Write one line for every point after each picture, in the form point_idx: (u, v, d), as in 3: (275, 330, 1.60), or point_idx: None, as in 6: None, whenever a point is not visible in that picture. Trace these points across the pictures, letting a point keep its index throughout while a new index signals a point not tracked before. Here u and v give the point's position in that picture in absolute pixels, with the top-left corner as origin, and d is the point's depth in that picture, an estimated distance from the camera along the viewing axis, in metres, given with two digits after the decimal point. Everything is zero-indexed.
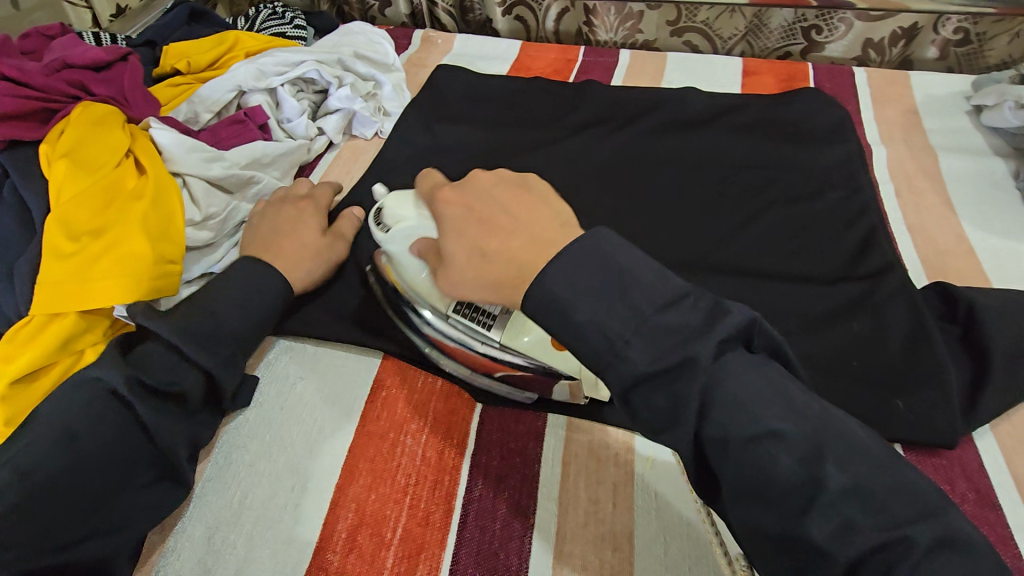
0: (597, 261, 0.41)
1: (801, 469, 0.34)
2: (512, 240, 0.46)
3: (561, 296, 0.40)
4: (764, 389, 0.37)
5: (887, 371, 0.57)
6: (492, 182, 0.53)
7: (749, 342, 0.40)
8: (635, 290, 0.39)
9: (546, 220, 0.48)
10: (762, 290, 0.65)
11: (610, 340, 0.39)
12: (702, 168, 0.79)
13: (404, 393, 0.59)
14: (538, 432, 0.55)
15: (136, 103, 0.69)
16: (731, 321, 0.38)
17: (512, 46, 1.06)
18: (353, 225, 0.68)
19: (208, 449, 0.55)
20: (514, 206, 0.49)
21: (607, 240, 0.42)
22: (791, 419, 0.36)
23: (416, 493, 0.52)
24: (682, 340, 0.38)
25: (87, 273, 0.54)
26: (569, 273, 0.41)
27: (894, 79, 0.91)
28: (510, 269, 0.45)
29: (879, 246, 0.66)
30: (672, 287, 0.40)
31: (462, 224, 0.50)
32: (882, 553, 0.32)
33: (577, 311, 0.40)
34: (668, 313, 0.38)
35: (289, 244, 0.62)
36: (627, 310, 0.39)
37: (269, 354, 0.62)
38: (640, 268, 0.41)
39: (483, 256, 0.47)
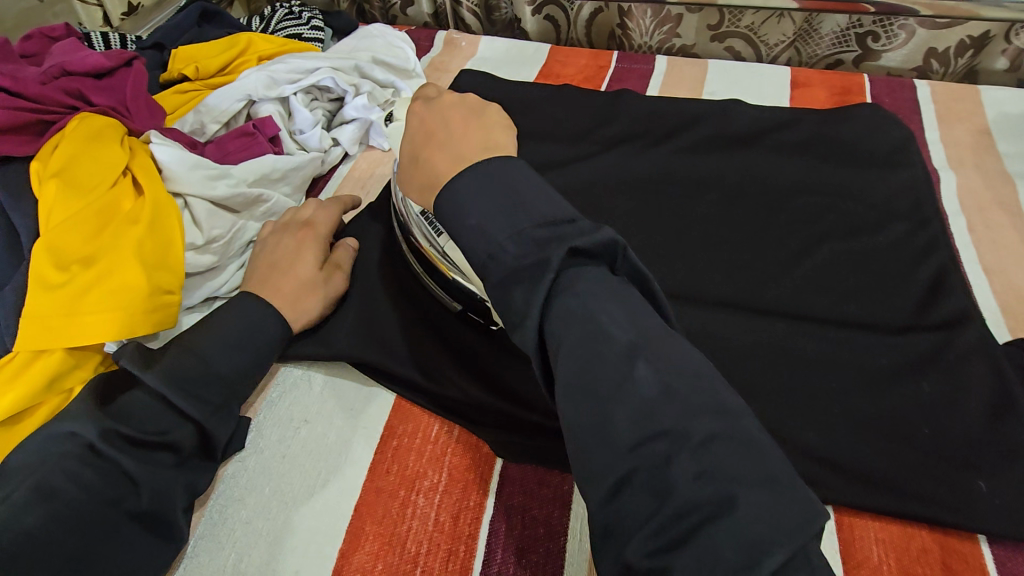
0: (503, 181, 0.39)
1: (617, 367, 0.32)
2: (441, 151, 0.45)
3: (461, 202, 0.39)
4: (610, 297, 0.35)
5: (968, 444, 0.50)
6: (459, 95, 0.49)
7: (612, 264, 0.38)
8: (525, 204, 0.38)
9: (478, 143, 0.44)
10: (818, 336, 0.58)
11: (488, 243, 0.38)
12: (748, 192, 0.72)
13: (417, 443, 0.53)
14: (565, 498, 0.49)
15: (138, 113, 0.64)
16: (595, 239, 0.36)
17: (540, 50, 1.00)
18: (352, 252, 0.62)
19: (204, 503, 0.50)
20: (463, 123, 0.46)
21: (517, 168, 0.40)
22: (624, 324, 0.34)
23: (428, 564, 0.47)
24: (550, 240, 0.36)
25: (76, 307, 0.50)
26: (473, 190, 0.39)
27: (962, 94, 0.82)
28: (429, 179, 0.45)
29: (953, 291, 0.59)
30: (559, 209, 0.38)
31: (412, 131, 0.48)
32: (660, 444, 0.30)
33: (468, 215, 0.39)
34: (546, 226, 0.37)
35: (285, 279, 0.56)
36: (511, 218, 0.38)
37: (271, 391, 0.57)
38: (537, 194, 0.39)
39: (416, 163, 0.46)
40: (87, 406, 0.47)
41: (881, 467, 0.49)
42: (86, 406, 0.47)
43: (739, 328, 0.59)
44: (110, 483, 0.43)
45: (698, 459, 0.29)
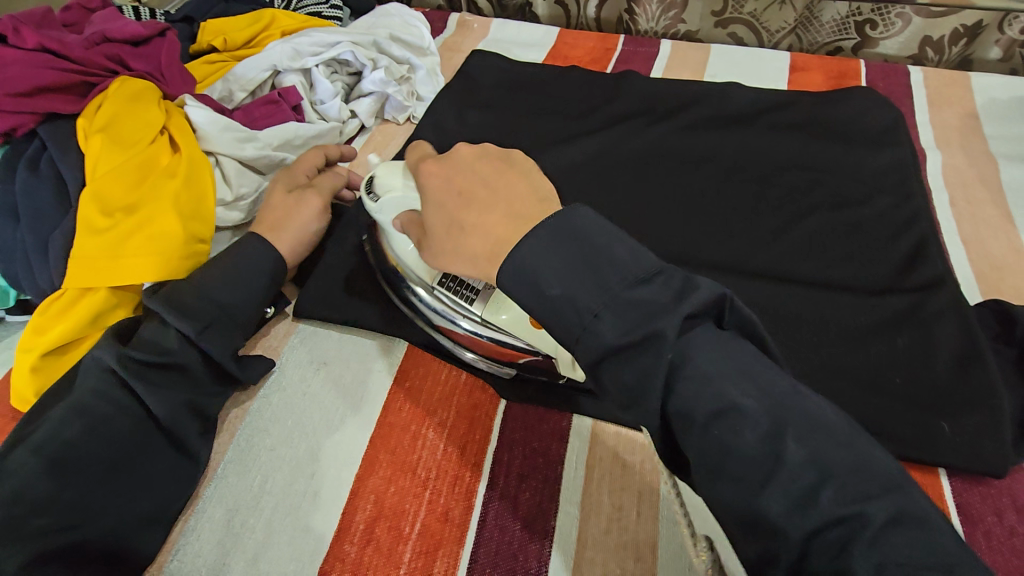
0: (575, 236, 0.40)
1: (760, 444, 0.33)
2: (490, 212, 0.44)
3: (533, 273, 0.39)
4: (734, 367, 0.36)
5: (934, 392, 0.54)
6: (476, 148, 0.51)
7: (717, 318, 0.39)
8: (607, 265, 0.38)
9: (523, 197, 0.45)
10: (800, 296, 0.62)
11: (580, 313, 0.38)
12: (742, 167, 0.76)
13: (427, 385, 0.58)
14: (562, 433, 0.54)
15: (173, 80, 0.68)
16: (699, 296, 0.37)
17: (549, 33, 1.04)
18: (334, 183, 0.67)
19: (233, 430, 0.55)
20: (496, 178, 0.47)
21: (582, 218, 0.41)
22: (755, 396, 0.35)
23: (436, 488, 0.51)
24: (648, 314, 0.37)
25: (119, 250, 0.54)
26: (543, 253, 0.39)
27: (953, 79, 0.86)
28: (487, 244, 0.44)
29: (929, 257, 0.63)
30: (645, 262, 0.39)
31: (442, 191, 0.48)
32: (837, 529, 0.30)
33: (548, 284, 0.39)
34: (639, 288, 0.38)
35: (264, 216, 0.62)
36: (599, 285, 0.38)
37: (293, 337, 0.62)
38: (614, 247, 0.39)
39: (462, 231, 0.45)
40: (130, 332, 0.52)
41: (853, 411, 0.53)
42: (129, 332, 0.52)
43: (727, 289, 0.63)
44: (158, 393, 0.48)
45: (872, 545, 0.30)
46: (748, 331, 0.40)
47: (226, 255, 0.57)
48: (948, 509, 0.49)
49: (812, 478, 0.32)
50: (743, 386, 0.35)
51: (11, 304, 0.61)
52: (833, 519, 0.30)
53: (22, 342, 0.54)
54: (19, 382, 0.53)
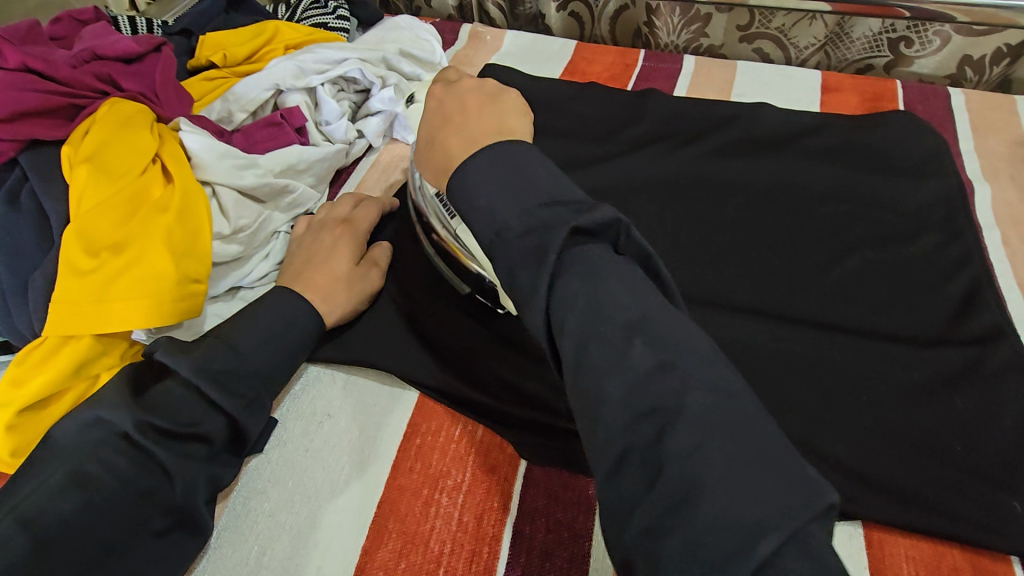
0: (517, 157, 0.40)
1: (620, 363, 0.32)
2: (455, 133, 0.45)
3: (473, 183, 0.40)
4: (619, 284, 0.34)
5: (1000, 462, 0.49)
6: (476, 82, 0.50)
7: (614, 245, 0.37)
8: (535, 184, 0.39)
9: (490, 126, 0.45)
10: (846, 346, 0.57)
11: (495, 224, 0.38)
12: (777, 198, 0.71)
13: (440, 442, 0.53)
14: (589, 503, 0.49)
15: (167, 101, 0.64)
16: (599, 215, 0.36)
17: (566, 46, 0.99)
18: (368, 221, 0.64)
19: (229, 493, 0.51)
20: (477, 108, 0.47)
21: (528, 149, 0.41)
22: (625, 303, 0.33)
23: (451, 564, 0.46)
24: (548, 222, 0.36)
25: (104, 294, 0.49)
26: (487, 162, 0.40)
27: (997, 103, 0.81)
28: (442, 162, 0.46)
29: (986, 304, 0.58)
30: (567, 193, 0.38)
31: (429, 112, 0.49)
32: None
33: (478, 193, 0.40)
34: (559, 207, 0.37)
35: (319, 275, 0.57)
36: (520, 197, 0.38)
37: (295, 384, 0.57)
38: (548, 177, 0.39)
39: (430, 145, 0.47)
40: (116, 387, 0.47)
41: (911, 483, 0.49)
42: (115, 387, 0.47)
43: (766, 336, 0.59)
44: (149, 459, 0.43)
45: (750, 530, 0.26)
46: (644, 262, 0.38)
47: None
48: None
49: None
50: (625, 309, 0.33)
51: None
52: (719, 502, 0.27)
53: None
54: None
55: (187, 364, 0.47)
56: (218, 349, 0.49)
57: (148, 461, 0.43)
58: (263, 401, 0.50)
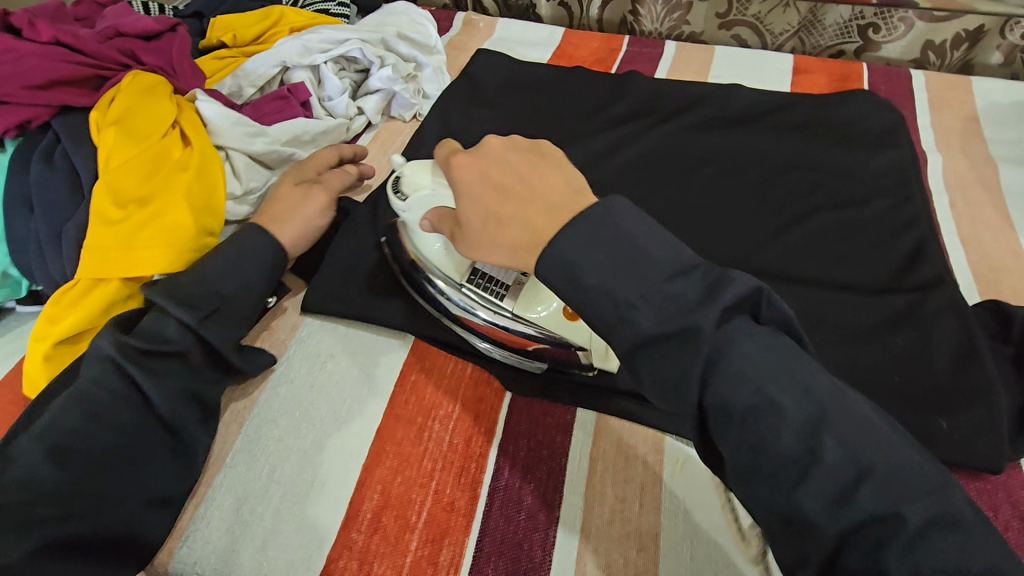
0: (609, 227, 0.39)
1: (797, 442, 0.33)
2: (530, 205, 0.43)
3: (575, 264, 0.39)
4: (772, 365, 0.35)
5: (933, 390, 0.54)
6: (506, 140, 0.49)
7: (755, 312, 0.38)
8: (645, 258, 0.38)
9: (561, 188, 0.44)
10: (803, 297, 0.62)
11: (618, 303, 0.38)
12: (745, 167, 0.77)
13: (433, 378, 0.59)
14: (566, 426, 0.55)
15: (183, 75, 0.69)
16: (735, 289, 0.37)
17: (554, 32, 1.05)
18: (340, 180, 0.68)
19: (241, 420, 0.56)
20: (531, 172, 0.46)
21: (619, 209, 0.40)
22: (793, 395, 0.34)
23: (442, 478, 0.52)
24: (683, 309, 0.36)
25: (132, 242, 0.55)
26: (584, 242, 0.39)
27: (955, 83, 0.87)
28: (527, 237, 0.43)
29: (930, 257, 0.64)
30: (677, 258, 0.39)
31: (474, 184, 0.47)
32: (872, 526, 0.31)
33: (583, 274, 0.39)
34: (675, 281, 0.37)
35: (280, 202, 0.64)
36: (638, 280, 0.37)
37: (301, 330, 0.63)
38: (655, 242, 0.39)
39: (499, 222, 0.44)
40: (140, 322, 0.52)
41: None
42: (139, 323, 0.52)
43: None
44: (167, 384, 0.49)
45: (911, 544, 0.30)
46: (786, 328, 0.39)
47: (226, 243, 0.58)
48: None
49: (849, 474, 0.32)
50: (779, 382, 0.35)
51: (21, 295, 0.61)
52: (869, 516, 0.31)
53: (34, 330, 0.54)
54: (32, 370, 0.53)
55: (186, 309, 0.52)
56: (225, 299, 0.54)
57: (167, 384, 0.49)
58: None
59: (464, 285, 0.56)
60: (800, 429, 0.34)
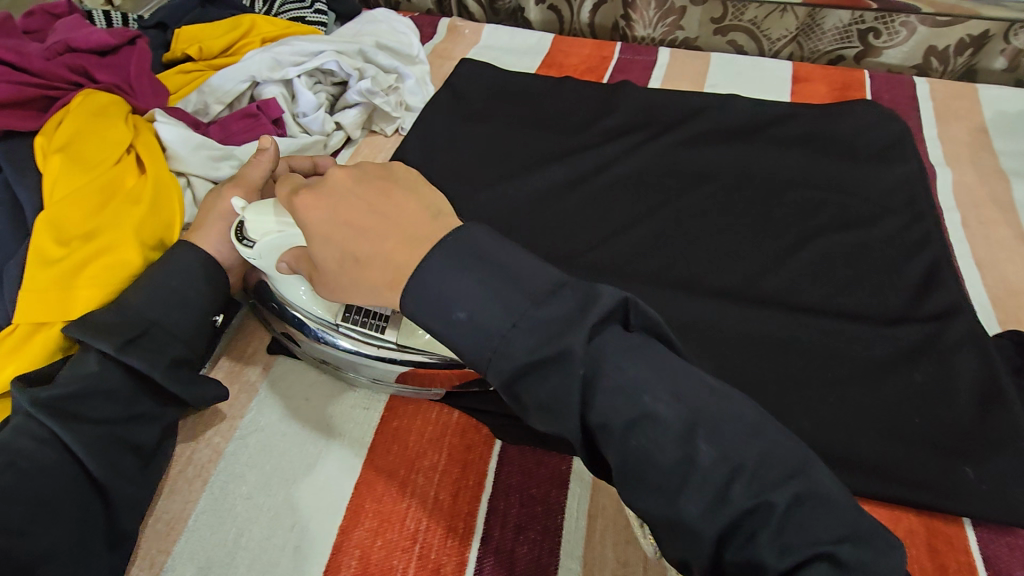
0: (470, 253, 0.37)
1: (676, 448, 0.33)
2: (385, 240, 0.39)
3: (440, 295, 0.36)
4: (646, 373, 0.35)
5: (954, 433, 0.51)
6: (349, 168, 0.43)
7: (624, 321, 0.37)
8: (510, 281, 0.36)
9: (414, 213, 0.41)
10: (811, 327, 0.58)
11: (489, 336, 0.35)
12: (746, 185, 0.73)
13: (417, 424, 0.54)
14: (562, 478, 0.50)
15: (142, 91, 0.64)
16: (603, 306, 0.35)
17: (543, 39, 1.00)
18: (263, 170, 0.59)
19: (207, 476, 0.51)
20: (381, 202, 0.41)
21: (476, 236, 0.38)
22: (668, 402, 0.34)
23: (427, 540, 0.47)
24: (554, 331, 0.35)
25: (73, 283, 0.50)
26: (445, 276, 0.36)
27: (961, 92, 0.83)
28: (389, 274, 0.39)
29: (944, 283, 0.60)
30: (545, 276, 0.37)
31: (323, 223, 0.41)
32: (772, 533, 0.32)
33: (455, 308, 0.36)
34: (545, 304, 0.35)
35: (208, 215, 0.57)
36: (504, 303, 0.35)
37: (272, 372, 0.58)
38: (516, 262, 0.37)
39: (357, 263, 0.40)
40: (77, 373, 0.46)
41: (870, 456, 0.50)
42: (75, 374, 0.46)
43: (736, 317, 0.60)
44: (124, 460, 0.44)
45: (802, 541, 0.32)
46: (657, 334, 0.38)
47: (176, 269, 0.52)
48: (973, 562, 0.46)
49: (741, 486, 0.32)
50: (656, 392, 0.34)
51: None
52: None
53: None
54: None
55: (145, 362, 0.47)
56: None
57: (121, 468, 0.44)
58: None
59: (340, 325, 0.53)
60: (804, 502, 0.32)
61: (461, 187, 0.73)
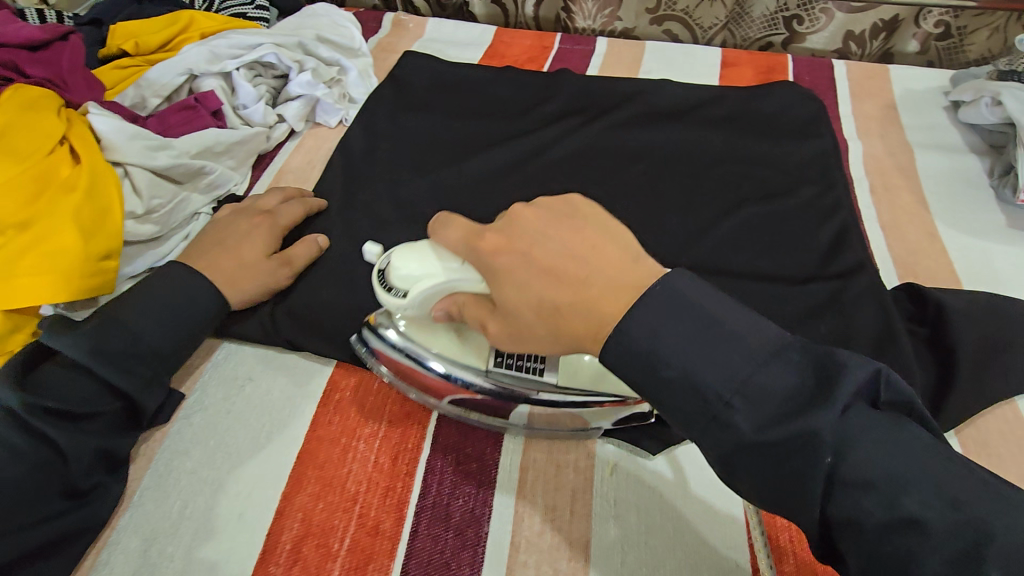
0: (684, 308, 0.36)
1: (948, 572, 0.28)
2: (588, 285, 0.38)
3: (652, 352, 0.36)
4: (892, 451, 0.31)
5: None
6: (533, 208, 0.43)
7: (873, 398, 0.34)
8: (732, 343, 0.35)
9: (613, 257, 0.39)
10: (731, 289, 0.63)
11: (711, 401, 0.34)
12: (674, 162, 0.77)
13: (359, 396, 0.56)
14: (497, 437, 0.53)
15: (76, 87, 0.66)
16: (851, 378, 0.33)
17: (485, 31, 1.03)
18: (308, 247, 0.62)
19: (150, 454, 0.52)
20: (581, 244, 0.39)
21: (687, 287, 0.37)
22: (937, 507, 0.30)
23: (366, 501, 0.49)
24: (790, 408, 0.33)
25: (10, 269, 0.51)
26: (661, 332, 0.36)
27: (874, 72, 0.89)
28: (592, 323, 0.37)
29: (851, 244, 0.65)
30: (766, 337, 0.35)
31: (521, 274, 0.40)
32: None
33: (666, 366, 0.35)
34: (768, 370, 0.34)
35: (228, 259, 0.58)
36: (723, 364, 0.34)
37: (216, 355, 0.59)
38: (735, 321, 0.36)
39: (556, 311, 0.38)
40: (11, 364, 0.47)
41: None
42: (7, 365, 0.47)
43: None
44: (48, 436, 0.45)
45: None
46: (904, 409, 0.35)
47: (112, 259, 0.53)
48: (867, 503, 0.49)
49: None
50: (917, 491, 0.30)
51: None
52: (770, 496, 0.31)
53: None
54: None
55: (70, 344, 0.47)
56: (109, 326, 0.50)
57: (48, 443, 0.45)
58: (160, 375, 0.52)
59: (492, 371, 0.50)
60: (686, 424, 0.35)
61: (402, 172, 0.75)
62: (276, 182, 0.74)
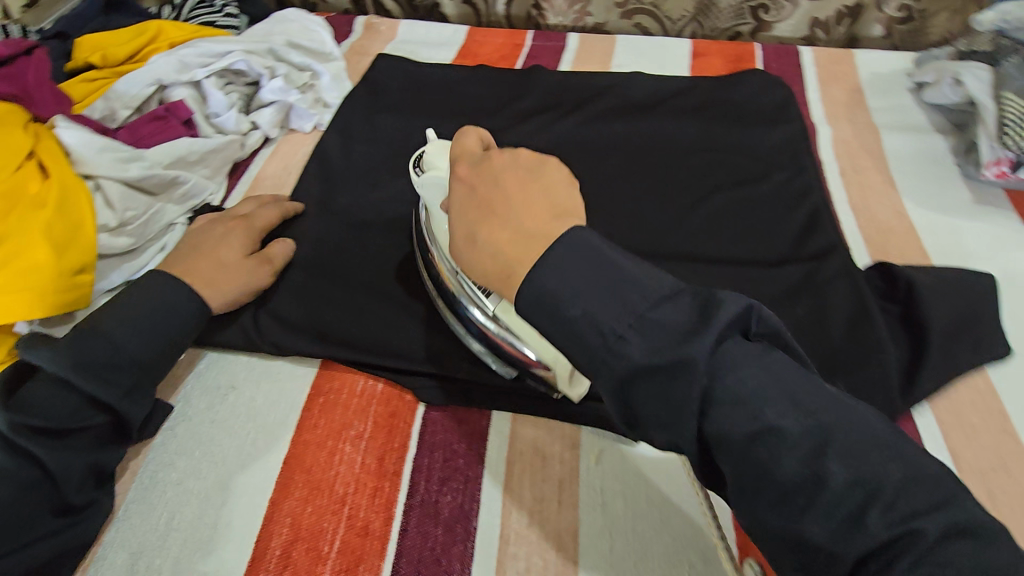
0: (590, 251, 0.37)
1: (803, 467, 0.30)
2: (505, 226, 0.41)
3: (556, 291, 0.36)
4: (767, 376, 0.32)
5: (829, 354, 0.56)
6: (508, 155, 0.45)
7: (746, 329, 0.35)
8: (630, 283, 0.35)
9: (542, 210, 0.41)
10: (707, 275, 0.64)
11: (604, 337, 0.34)
12: (648, 153, 0.77)
13: (343, 398, 0.56)
14: (482, 432, 0.53)
15: (41, 99, 0.64)
16: (727, 312, 0.33)
17: (457, 31, 1.03)
18: (286, 250, 0.63)
19: (135, 469, 0.52)
20: (521, 191, 0.42)
21: (597, 242, 0.37)
22: (793, 416, 0.31)
23: (355, 502, 0.49)
24: (675, 337, 0.33)
25: None
26: (562, 270, 0.36)
27: (839, 58, 0.91)
28: (497, 263, 0.40)
29: (822, 227, 0.66)
30: (662, 283, 0.36)
31: (463, 199, 0.44)
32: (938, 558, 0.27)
33: (569, 305, 0.36)
34: (663, 308, 0.34)
35: (207, 263, 0.58)
36: (622, 305, 0.35)
37: (198, 365, 0.59)
38: (634, 267, 0.36)
39: (474, 241, 0.42)
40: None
41: None
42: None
43: None
44: (28, 453, 0.44)
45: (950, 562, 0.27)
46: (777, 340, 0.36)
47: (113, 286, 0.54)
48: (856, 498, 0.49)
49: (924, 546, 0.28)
50: (777, 405, 0.31)
51: None
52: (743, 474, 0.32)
53: None
54: None
55: (52, 358, 0.47)
56: (88, 339, 0.49)
57: (28, 462, 0.44)
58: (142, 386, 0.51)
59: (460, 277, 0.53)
60: None
61: (378, 173, 0.75)
62: (252, 190, 0.74)
